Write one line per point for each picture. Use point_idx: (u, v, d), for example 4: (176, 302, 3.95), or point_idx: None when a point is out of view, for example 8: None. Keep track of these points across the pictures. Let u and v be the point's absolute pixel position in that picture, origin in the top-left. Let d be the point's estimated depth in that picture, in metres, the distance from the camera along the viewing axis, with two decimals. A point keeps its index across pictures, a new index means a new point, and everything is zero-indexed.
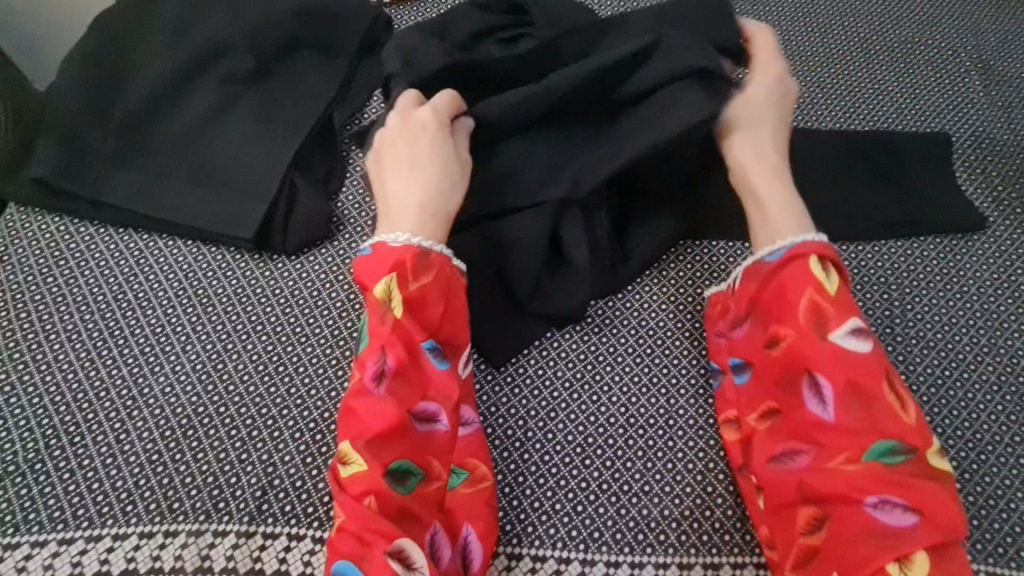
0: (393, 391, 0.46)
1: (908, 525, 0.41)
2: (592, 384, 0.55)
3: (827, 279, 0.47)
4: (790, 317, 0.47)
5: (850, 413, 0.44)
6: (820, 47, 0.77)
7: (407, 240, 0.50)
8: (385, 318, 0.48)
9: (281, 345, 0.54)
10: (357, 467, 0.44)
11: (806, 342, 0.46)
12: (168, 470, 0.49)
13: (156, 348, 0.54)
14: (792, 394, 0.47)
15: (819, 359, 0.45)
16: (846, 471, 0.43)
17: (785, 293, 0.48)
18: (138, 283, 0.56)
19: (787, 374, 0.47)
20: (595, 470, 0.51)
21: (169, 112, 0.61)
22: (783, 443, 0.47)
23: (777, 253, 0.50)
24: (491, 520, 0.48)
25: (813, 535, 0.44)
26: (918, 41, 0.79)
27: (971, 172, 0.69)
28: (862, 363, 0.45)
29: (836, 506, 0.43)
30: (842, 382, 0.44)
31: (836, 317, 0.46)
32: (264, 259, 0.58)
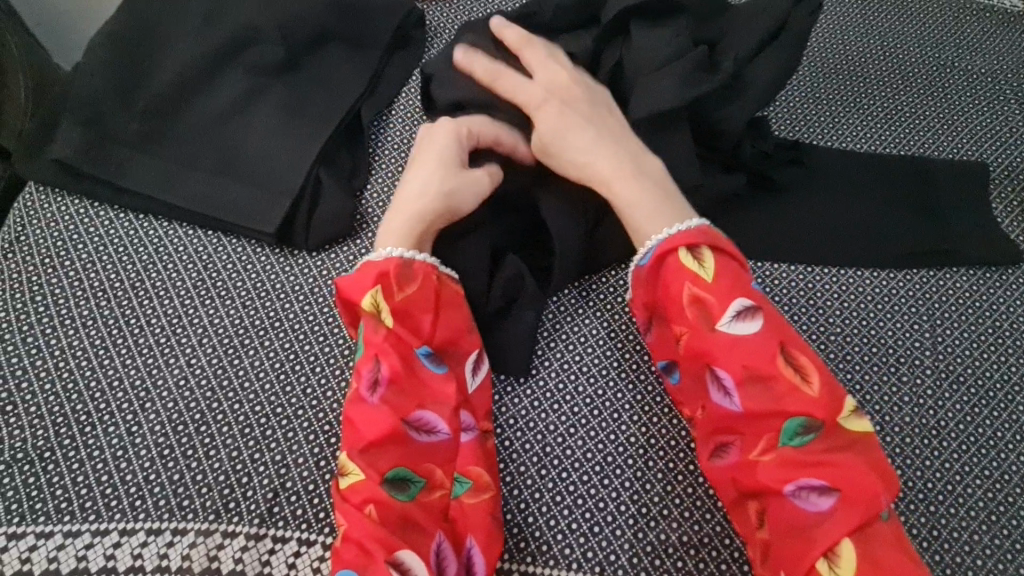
0: (389, 399, 0.46)
1: (825, 508, 0.42)
2: (614, 402, 0.54)
3: (701, 268, 0.47)
4: (681, 315, 0.48)
5: (753, 398, 0.45)
6: (857, 67, 0.76)
7: (391, 253, 0.50)
8: (377, 329, 0.48)
9: (300, 343, 0.53)
10: (355, 477, 0.44)
11: (703, 337, 0.46)
12: (179, 466, 0.48)
13: (172, 339, 0.52)
14: (701, 385, 0.47)
15: (715, 354, 0.46)
16: (767, 464, 0.44)
17: (674, 293, 0.48)
18: (157, 272, 0.55)
19: (697, 373, 0.47)
20: (614, 490, 0.50)
21: (195, 97, 0.60)
22: (713, 439, 0.47)
23: (647, 253, 0.50)
24: (495, 531, 0.47)
25: (764, 532, 0.45)
26: (957, 67, 0.77)
27: (1008, 203, 0.68)
28: (750, 347, 0.45)
29: (768, 492, 0.44)
30: (738, 369, 0.45)
31: (717, 305, 0.46)
32: (285, 254, 0.57)
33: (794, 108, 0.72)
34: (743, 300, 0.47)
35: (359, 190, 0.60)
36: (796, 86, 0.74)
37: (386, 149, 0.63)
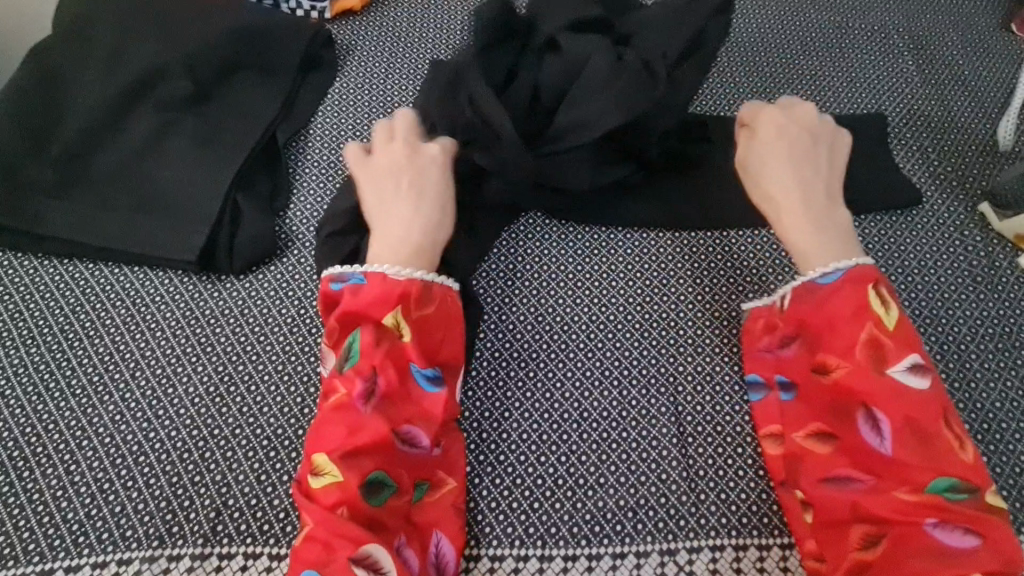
0: (379, 410, 0.46)
1: (969, 546, 0.42)
2: (545, 381, 0.55)
3: (886, 313, 0.47)
4: (850, 354, 0.47)
5: (908, 446, 0.44)
6: (757, 37, 0.79)
7: (413, 273, 0.50)
8: (383, 343, 0.48)
9: (232, 364, 0.54)
10: (332, 478, 0.44)
11: (865, 375, 0.46)
12: (120, 498, 0.49)
13: (105, 376, 0.53)
14: (842, 423, 0.47)
15: (877, 391, 0.45)
16: (905, 499, 0.43)
17: (841, 317, 0.48)
18: (84, 313, 0.56)
19: (845, 406, 0.47)
20: (551, 466, 0.52)
21: (108, 139, 0.61)
22: (839, 467, 0.46)
23: (831, 274, 0.50)
24: (460, 525, 0.49)
25: (864, 552, 0.44)
26: (852, 26, 0.81)
27: (908, 149, 0.71)
28: (918, 398, 0.45)
29: (894, 529, 0.43)
30: (903, 415, 0.44)
31: (895, 351, 0.46)
32: (212, 280, 0.58)
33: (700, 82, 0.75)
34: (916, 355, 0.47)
35: (280, 209, 0.62)
36: None
37: (304, 167, 0.64)
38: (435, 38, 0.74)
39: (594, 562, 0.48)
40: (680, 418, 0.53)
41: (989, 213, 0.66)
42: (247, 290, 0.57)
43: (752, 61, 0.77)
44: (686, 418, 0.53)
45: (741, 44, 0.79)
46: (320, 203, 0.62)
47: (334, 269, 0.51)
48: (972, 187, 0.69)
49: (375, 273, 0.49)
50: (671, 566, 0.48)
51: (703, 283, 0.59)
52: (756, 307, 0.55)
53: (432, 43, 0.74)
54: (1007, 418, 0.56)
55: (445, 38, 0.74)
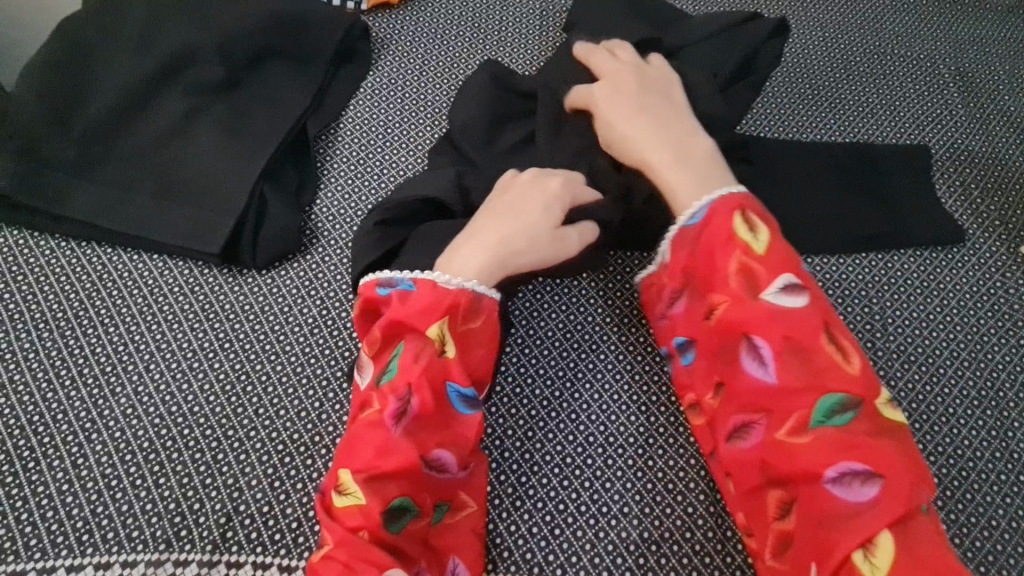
0: (412, 431, 0.44)
1: (866, 498, 0.41)
2: (571, 402, 0.53)
3: (753, 240, 0.46)
4: (724, 285, 0.47)
5: (793, 378, 0.44)
6: (800, 59, 0.78)
7: (465, 284, 0.47)
8: (423, 357, 0.45)
9: (250, 363, 0.52)
10: (354, 500, 0.42)
11: (746, 306, 0.46)
12: (128, 497, 0.47)
13: (118, 367, 0.51)
14: (733, 367, 0.46)
15: (757, 331, 0.45)
16: (797, 439, 0.43)
17: (717, 251, 0.47)
18: (100, 300, 0.54)
19: (726, 348, 0.46)
20: (573, 491, 0.50)
21: (135, 120, 0.59)
22: (735, 415, 0.46)
23: (698, 212, 0.49)
24: (478, 551, 0.47)
25: (785, 521, 0.44)
26: (897, 54, 0.79)
27: (950, 184, 0.69)
28: (799, 324, 0.45)
29: (800, 484, 0.43)
30: (779, 340, 0.44)
31: (766, 275, 0.46)
32: (234, 274, 0.56)
33: None
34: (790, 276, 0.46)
35: (307, 205, 0.60)
36: None
37: (333, 163, 0.62)
38: (473, 38, 0.72)
39: None
40: None
41: None
42: (271, 286, 0.56)
43: (795, 82, 0.76)
44: None
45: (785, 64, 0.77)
46: (348, 201, 0.60)
47: (384, 274, 0.50)
48: (1014, 228, 0.67)
49: (425, 279, 0.47)
50: None
51: None
52: (647, 276, 0.54)
53: (470, 43, 0.72)
54: None
55: (484, 38, 0.72)
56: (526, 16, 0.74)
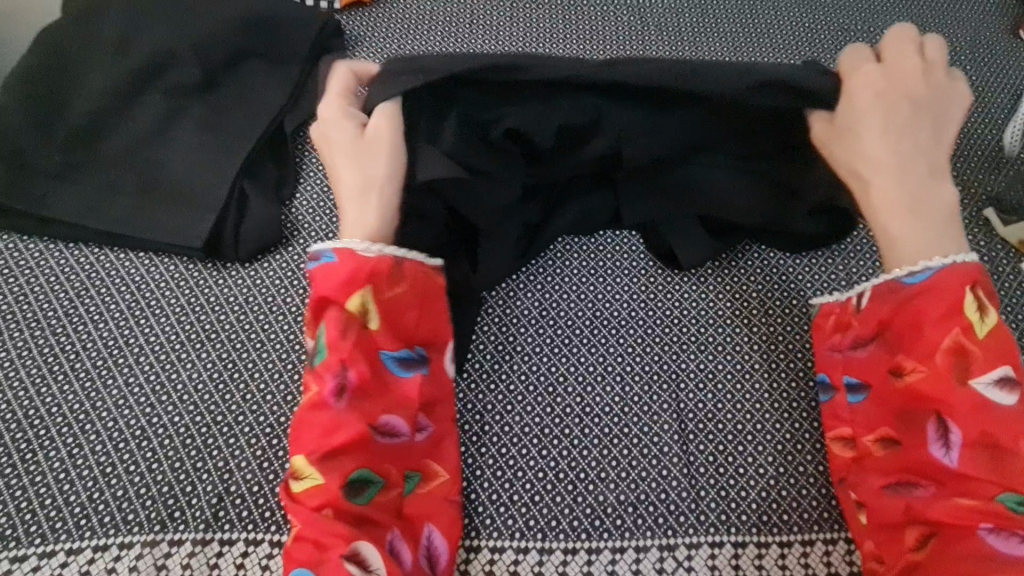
0: (354, 404, 0.46)
1: (1021, 555, 0.40)
2: (548, 376, 0.55)
3: (977, 320, 0.44)
4: (929, 358, 0.45)
5: (980, 461, 0.42)
6: (767, 37, 0.79)
7: (379, 252, 0.49)
8: (350, 331, 0.47)
9: (236, 352, 0.54)
10: (311, 481, 0.45)
11: (947, 386, 0.44)
12: (122, 482, 0.49)
13: (108, 361, 0.53)
14: (915, 426, 0.45)
15: (956, 404, 0.43)
16: (963, 505, 0.42)
17: (926, 323, 0.45)
18: (89, 297, 0.56)
19: (912, 413, 0.45)
20: (552, 459, 0.52)
21: (115, 124, 0.61)
22: (895, 470, 0.45)
23: (919, 274, 0.46)
24: (455, 514, 0.49)
25: (919, 553, 0.43)
26: (861, 29, 0.81)
27: None
28: (1007, 419, 0.42)
29: (947, 529, 0.42)
30: (979, 429, 0.42)
31: (982, 365, 0.43)
32: (218, 268, 0.58)
33: None
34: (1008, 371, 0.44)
35: (286, 198, 0.62)
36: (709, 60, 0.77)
37: (311, 157, 0.64)
38: (444, 31, 0.74)
39: (593, 555, 0.49)
40: (681, 415, 0.54)
41: (993, 218, 0.66)
42: (254, 278, 0.58)
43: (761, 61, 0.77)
44: (687, 415, 0.54)
45: (751, 44, 0.79)
46: (325, 194, 0.62)
47: (306, 252, 0.51)
48: (977, 193, 0.69)
49: (343, 249, 0.49)
50: (670, 561, 0.48)
51: (707, 281, 0.59)
52: (828, 303, 0.52)
53: (442, 37, 0.74)
54: None
55: (454, 32, 0.74)
56: (495, 10, 0.77)
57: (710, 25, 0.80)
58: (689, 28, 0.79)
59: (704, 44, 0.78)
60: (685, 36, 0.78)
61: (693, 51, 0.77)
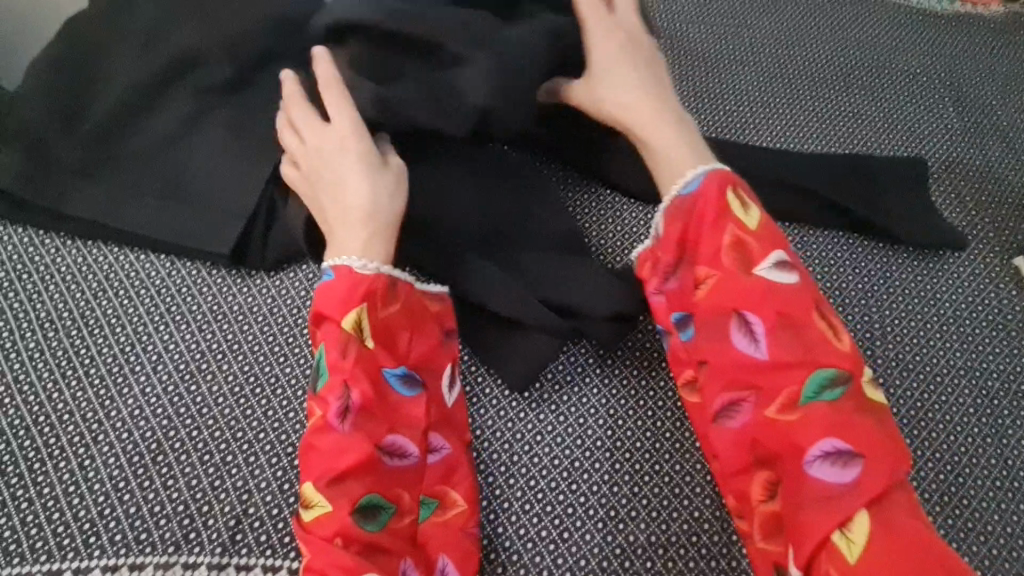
0: (359, 424, 0.46)
1: (848, 476, 0.42)
2: (579, 407, 0.54)
3: (745, 213, 0.49)
4: (718, 261, 0.48)
5: (783, 350, 0.45)
6: (801, 71, 0.80)
7: (378, 268, 0.50)
8: (349, 351, 0.47)
9: (259, 365, 0.52)
10: (320, 510, 0.44)
11: (734, 281, 0.47)
12: (135, 499, 0.47)
13: (125, 368, 0.51)
14: (720, 330, 0.47)
15: (741, 296, 0.46)
16: (784, 419, 0.44)
17: (709, 220, 0.49)
18: (107, 299, 0.54)
19: (717, 320, 0.47)
20: (581, 495, 0.51)
21: (141, 119, 0.59)
22: (721, 398, 0.47)
23: (694, 181, 0.51)
24: (469, 546, 0.48)
25: (772, 503, 0.44)
26: (894, 68, 0.81)
27: (947, 196, 0.71)
28: (793, 304, 0.46)
29: (789, 459, 0.44)
30: (772, 324, 0.45)
31: (760, 250, 0.48)
32: (243, 275, 0.56)
33: (742, 113, 0.75)
34: (780, 253, 0.48)
35: None
36: (743, 90, 0.77)
37: None
38: None
39: None
40: None
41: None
42: (279, 289, 0.56)
43: (795, 93, 0.77)
44: None
45: (785, 76, 0.79)
46: None
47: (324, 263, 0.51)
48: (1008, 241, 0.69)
49: (342, 266, 0.49)
50: None
51: None
52: (641, 251, 0.53)
53: None
54: None
55: None
56: None
57: (744, 55, 0.80)
58: (724, 57, 0.79)
59: (738, 74, 0.78)
60: (720, 65, 0.78)
61: (728, 81, 0.77)
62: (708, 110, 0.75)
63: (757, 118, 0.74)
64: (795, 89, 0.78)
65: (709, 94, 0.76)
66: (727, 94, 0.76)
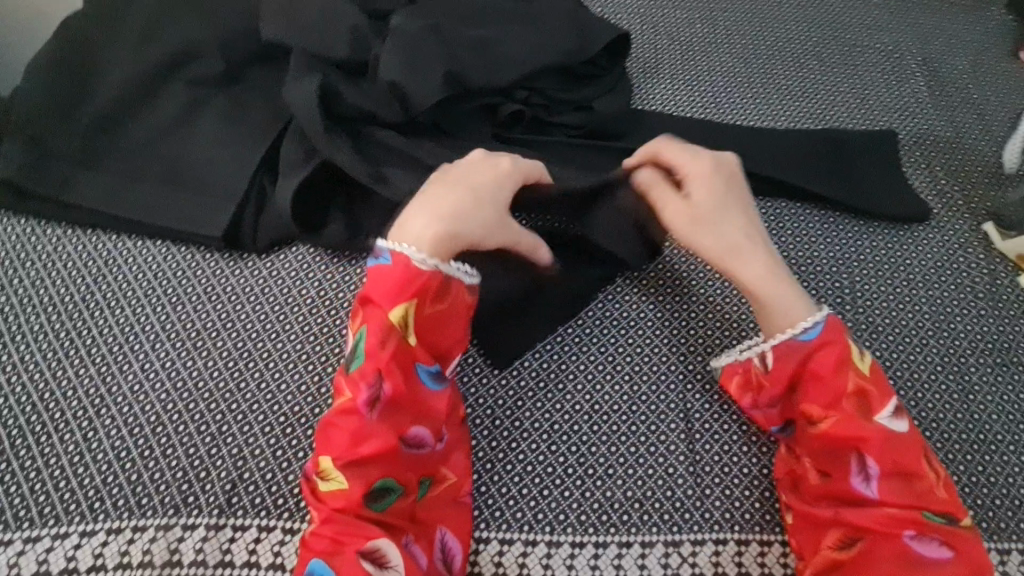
0: (384, 411, 0.47)
1: (944, 557, 0.44)
2: (559, 373, 0.56)
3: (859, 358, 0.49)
4: (839, 407, 0.48)
5: (895, 493, 0.46)
6: (774, 50, 0.82)
7: (433, 264, 0.48)
8: (388, 341, 0.48)
9: (252, 342, 0.55)
10: (337, 484, 0.46)
11: (856, 427, 0.47)
12: (137, 467, 0.49)
13: (125, 346, 0.54)
14: (842, 466, 0.47)
15: (870, 443, 0.46)
16: (881, 515, 0.45)
17: (829, 372, 0.49)
18: (107, 283, 0.57)
19: (838, 459, 0.48)
20: (561, 455, 0.53)
21: (134, 112, 0.62)
22: (819, 499, 0.48)
23: (813, 329, 0.49)
24: (464, 515, 0.50)
25: (841, 552, 0.46)
26: (867, 45, 0.83)
27: (918, 167, 0.73)
28: (906, 451, 0.46)
29: (873, 535, 0.45)
30: (891, 469, 0.46)
31: (880, 400, 0.47)
32: (235, 258, 0.59)
33: (716, 92, 0.77)
34: (892, 403, 0.49)
35: None
36: (717, 71, 0.79)
37: None
38: None
39: (600, 549, 0.49)
40: (688, 415, 0.55)
41: (992, 233, 0.68)
42: (269, 270, 0.58)
43: (768, 72, 0.79)
44: (694, 415, 0.55)
45: (759, 56, 0.81)
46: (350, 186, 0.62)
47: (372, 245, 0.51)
48: (977, 207, 0.70)
49: (400, 253, 0.48)
50: (675, 558, 0.49)
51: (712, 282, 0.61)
52: (727, 363, 0.53)
53: None
54: (1002, 430, 0.58)
55: None
56: None
57: (719, 37, 0.82)
58: (699, 40, 0.81)
59: (713, 55, 0.80)
60: (695, 48, 0.80)
61: (703, 62, 0.79)
62: (683, 90, 0.77)
63: (731, 97, 0.77)
64: (768, 68, 0.80)
65: (684, 75, 0.78)
66: (702, 75, 0.78)
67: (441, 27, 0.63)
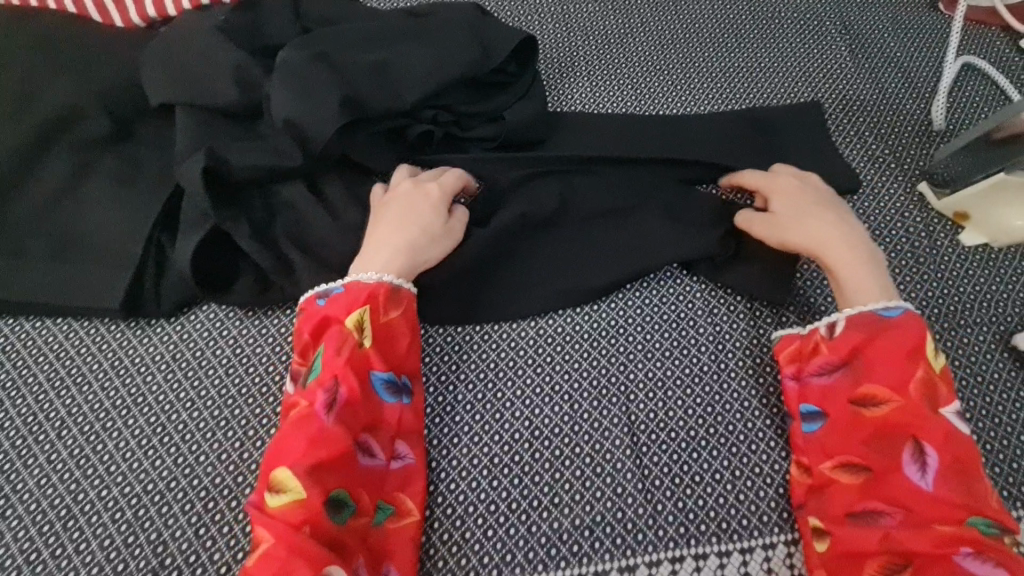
0: (339, 418, 0.45)
1: None
2: (495, 402, 0.54)
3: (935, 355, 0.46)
4: (902, 388, 0.45)
5: (952, 490, 0.42)
6: (691, 32, 0.80)
7: (380, 277, 0.51)
8: (342, 349, 0.47)
9: (165, 415, 0.52)
10: (291, 495, 0.42)
11: (919, 413, 0.44)
12: (49, 568, 0.46)
13: (28, 439, 0.51)
14: (890, 454, 0.44)
15: (927, 430, 0.44)
16: (936, 528, 0.41)
17: (899, 353, 0.46)
18: (5, 373, 0.53)
19: (890, 443, 0.44)
20: (503, 489, 0.50)
21: (18, 186, 0.58)
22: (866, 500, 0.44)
23: (895, 308, 0.48)
24: (413, 559, 0.46)
25: None
26: (784, 15, 0.81)
27: (847, 135, 0.72)
28: (970, 451, 0.44)
29: (922, 558, 0.41)
30: (950, 463, 0.43)
31: (948, 396, 0.45)
32: (142, 327, 0.55)
33: (636, 84, 0.75)
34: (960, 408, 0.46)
35: None
36: (635, 61, 0.77)
37: None
38: None
39: None
40: (633, 427, 0.53)
41: (927, 192, 0.66)
42: (179, 334, 0.55)
43: (687, 56, 0.77)
44: (639, 427, 0.53)
45: (676, 41, 0.79)
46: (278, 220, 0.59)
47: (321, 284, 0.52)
48: (910, 169, 0.69)
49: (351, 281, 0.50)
50: None
51: (646, 284, 0.59)
52: (788, 334, 0.52)
53: None
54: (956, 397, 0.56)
55: None
56: None
57: (634, 26, 0.80)
58: (614, 31, 0.79)
59: (629, 45, 0.78)
60: (610, 40, 0.78)
61: (620, 54, 0.77)
62: (601, 86, 0.74)
63: (651, 88, 0.75)
64: (687, 52, 0.78)
65: (602, 70, 0.76)
66: (620, 68, 0.76)
67: (332, 55, 0.60)
